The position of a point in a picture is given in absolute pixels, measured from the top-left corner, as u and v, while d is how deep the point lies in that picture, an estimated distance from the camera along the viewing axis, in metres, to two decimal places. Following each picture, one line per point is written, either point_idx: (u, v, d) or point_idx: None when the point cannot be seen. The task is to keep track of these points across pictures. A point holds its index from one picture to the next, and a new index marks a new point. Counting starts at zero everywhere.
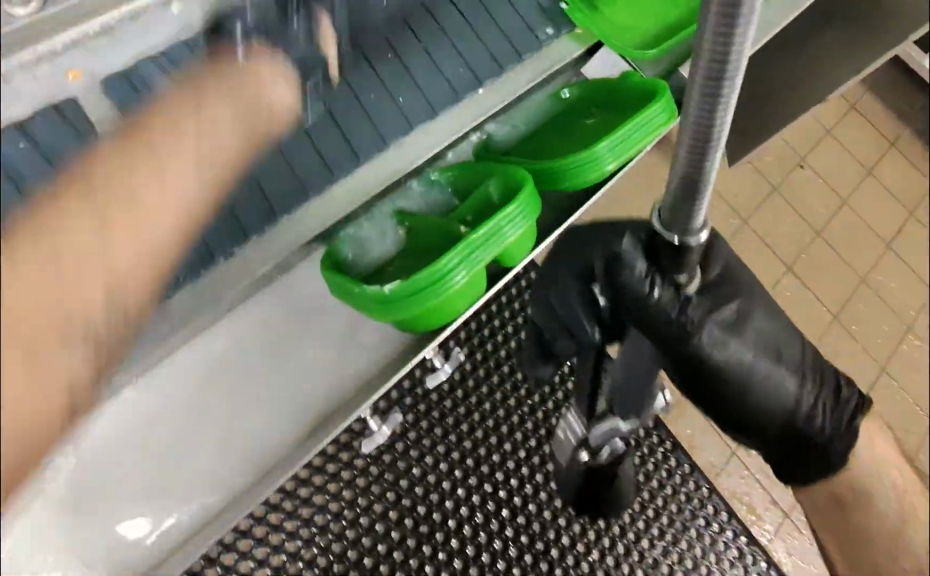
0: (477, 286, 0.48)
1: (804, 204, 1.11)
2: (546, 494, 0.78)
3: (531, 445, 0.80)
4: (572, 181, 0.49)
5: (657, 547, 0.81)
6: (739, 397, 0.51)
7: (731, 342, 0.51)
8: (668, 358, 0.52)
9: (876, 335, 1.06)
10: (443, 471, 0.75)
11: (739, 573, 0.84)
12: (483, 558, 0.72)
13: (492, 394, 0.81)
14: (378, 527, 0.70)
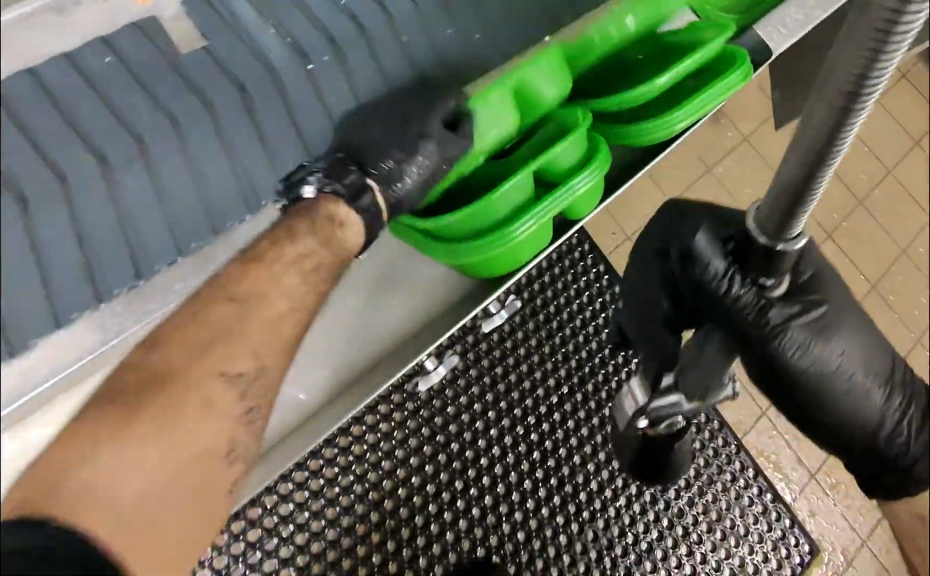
0: (538, 240, 0.52)
1: (849, 170, 1.09)
2: (576, 441, 0.82)
3: (563, 393, 0.84)
4: (638, 140, 0.50)
5: (684, 498, 0.85)
6: (815, 412, 0.46)
7: (814, 346, 0.45)
8: (755, 362, 0.48)
9: (914, 306, 1.04)
10: (477, 412, 0.79)
11: (762, 529, 0.86)
12: (512, 497, 0.78)
13: (528, 341, 0.85)
14: (412, 460, 0.75)
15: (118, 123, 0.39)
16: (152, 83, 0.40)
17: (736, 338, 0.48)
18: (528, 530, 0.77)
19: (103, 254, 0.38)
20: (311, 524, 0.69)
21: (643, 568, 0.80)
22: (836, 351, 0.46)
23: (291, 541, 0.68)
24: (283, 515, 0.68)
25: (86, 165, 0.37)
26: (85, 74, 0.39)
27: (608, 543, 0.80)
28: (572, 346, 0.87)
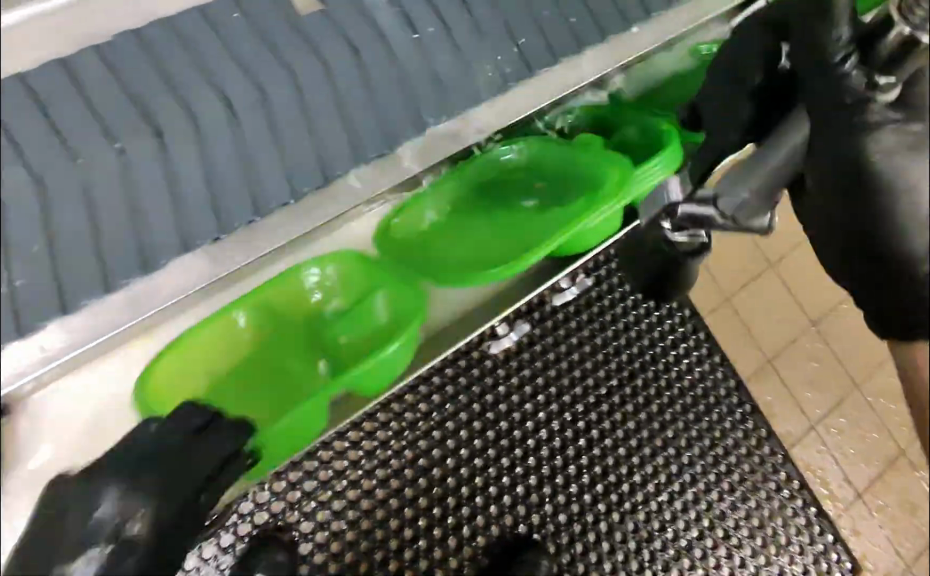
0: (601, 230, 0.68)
1: None
2: (622, 432, 0.84)
3: (613, 384, 0.86)
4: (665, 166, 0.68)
5: (727, 500, 0.85)
6: (883, 250, 0.43)
7: (900, 154, 0.43)
8: (840, 198, 0.45)
9: None
10: (527, 395, 0.82)
11: (804, 539, 0.87)
12: (557, 479, 0.80)
13: (581, 331, 0.87)
14: (462, 433, 0.79)
15: (174, 98, 0.49)
16: (260, 77, 0.51)
17: (833, 180, 0.45)
18: (570, 513, 0.79)
19: (191, 216, 0.51)
20: (363, 481, 0.75)
21: (681, 564, 0.80)
22: (919, 172, 0.42)
23: (344, 495, 0.74)
24: (338, 469, 0.74)
25: (212, 141, 0.50)
26: (205, 72, 0.50)
27: (648, 535, 0.80)
28: (624, 341, 0.88)
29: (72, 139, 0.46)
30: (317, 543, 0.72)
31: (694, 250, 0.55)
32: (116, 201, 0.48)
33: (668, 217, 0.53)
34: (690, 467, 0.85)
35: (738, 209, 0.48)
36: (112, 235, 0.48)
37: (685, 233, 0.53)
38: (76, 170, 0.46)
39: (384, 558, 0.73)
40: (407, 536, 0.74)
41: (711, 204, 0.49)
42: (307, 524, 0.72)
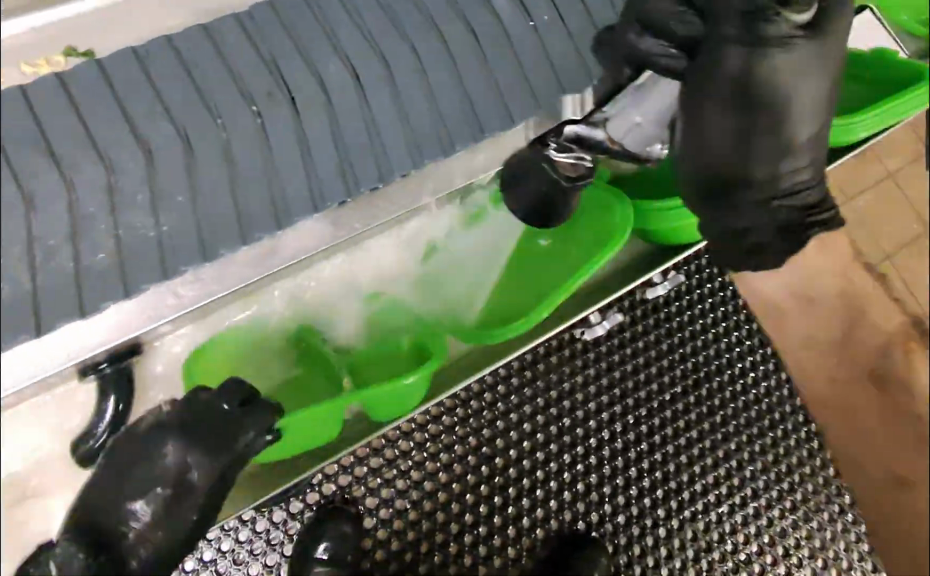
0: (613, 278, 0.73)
1: None
2: (685, 440, 0.83)
3: (678, 390, 0.84)
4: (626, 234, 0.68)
5: (788, 518, 0.83)
6: (742, 175, 0.48)
7: (783, 64, 0.45)
8: (734, 115, 0.47)
9: None
10: (591, 393, 0.81)
11: (862, 566, 0.85)
12: (617, 480, 0.80)
13: (649, 335, 0.85)
14: (525, 425, 0.79)
15: (306, 61, 0.51)
16: (390, 53, 0.53)
17: (729, 95, 0.47)
18: (629, 515, 0.79)
19: (320, 170, 0.53)
20: (427, 463, 0.75)
21: None
22: (793, 90, 0.46)
23: (408, 475, 0.75)
24: (403, 449, 0.75)
25: (345, 115, 0.52)
26: (342, 48, 0.52)
27: (707, 545, 0.80)
28: (691, 347, 0.86)
29: (211, 97, 0.48)
30: (381, 519, 0.74)
31: (575, 176, 0.62)
32: (254, 163, 0.50)
33: (555, 137, 0.59)
34: (752, 481, 0.83)
35: (626, 133, 0.59)
36: (247, 194, 0.50)
37: (570, 155, 0.60)
38: (218, 130, 0.49)
39: (445, 540, 0.74)
40: (467, 521, 0.75)
41: (600, 127, 0.59)
42: (373, 499, 0.74)
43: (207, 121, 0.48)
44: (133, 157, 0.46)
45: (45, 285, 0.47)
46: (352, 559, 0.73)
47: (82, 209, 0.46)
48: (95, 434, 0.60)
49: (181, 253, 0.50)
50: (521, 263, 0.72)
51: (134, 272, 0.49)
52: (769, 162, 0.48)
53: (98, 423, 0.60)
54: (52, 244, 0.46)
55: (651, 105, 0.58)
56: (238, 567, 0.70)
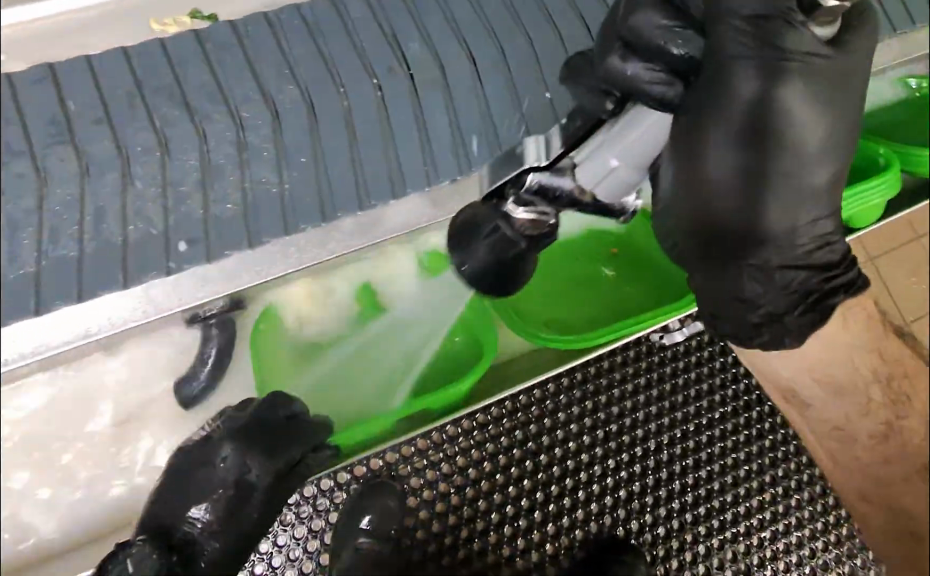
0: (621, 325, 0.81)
1: None
2: (732, 461, 0.82)
3: (727, 410, 0.85)
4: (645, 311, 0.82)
5: (832, 552, 0.82)
6: (752, 229, 0.45)
7: (790, 89, 0.43)
8: (738, 151, 0.44)
9: None
10: (640, 402, 0.82)
11: None
12: (660, 492, 0.79)
13: (700, 353, 0.87)
14: (572, 426, 0.79)
15: (427, 50, 0.68)
16: (503, 43, 0.70)
17: (741, 129, 0.44)
18: (669, 527, 0.78)
19: (431, 137, 0.68)
20: (473, 451, 0.76)
21: None
22: (801, 121, 0.44)
23: (455, 459, 0.76)
24: (451, 435, 0.76)
25: (455, 92, 0.68)
26: (453, 33, 0.69)
27: (746, 569, 0.78)
28: (742, 368, 0.87)
29: (342, 75, 0.65)
30: (424, 499, 0.75)
31: (534, 235, 0.54)
32: (374, 127, 0.66)
33: (515, 195, 0.52)
34: (797, 510, 0.82)
35: (601, 180, 0.49)
36: (368, 164, 0.66)
37: (533, 210, 0.52)
38: (339, 95, 0.65)
39: (484, 528, 0.75)
40: (508, 513, 0.76)
41: (568, 175, 0.49)
42: (417, 479, 0.75)
43: (332, 89, 0.65)
44: (263, 118, 0.63)
45: (181, 221, 0.62)
46: (395, 533, 0.74)
47: (213, 160, 0.62)
48: (198, 375, 0.73)
49: (304, 211, 0.65)
50: (593, 283, 0.85)
51: (260, 215, 0.64)
52: (783, 211, 0.45)
53: (205, 359, 0.73)
54: (184, 190, 0.62)
55: (631, 147, 0.47)
56: (285, 528, 0.72)
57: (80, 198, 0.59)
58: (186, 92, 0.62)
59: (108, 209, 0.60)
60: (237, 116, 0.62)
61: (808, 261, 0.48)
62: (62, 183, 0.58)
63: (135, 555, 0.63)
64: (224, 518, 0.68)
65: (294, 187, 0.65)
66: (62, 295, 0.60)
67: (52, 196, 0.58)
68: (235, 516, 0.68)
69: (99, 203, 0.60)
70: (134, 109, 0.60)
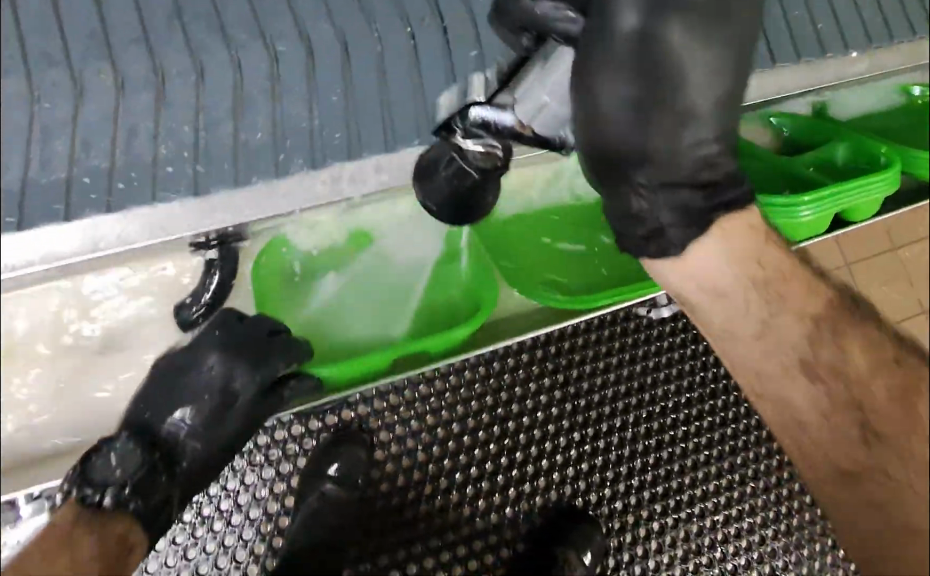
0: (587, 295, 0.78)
1: None
2: (694, 444, 0.84)
3: (693, 396, 0.86)
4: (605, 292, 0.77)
5: (780, 542, 0.84)
6: (641, 155, 0.50)
7: (665, 31, 0.48)
8: (626, 83, 0.49)
9: None
10: (610, 380, 0.84)
11: None
12: (621, 468, 0.81)
13: (672, 336, 0.88)
14: (542, 398, 0.81)
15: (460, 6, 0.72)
16: None
17: (623, 61, 0.49)
18: (626, 503, 0.81)
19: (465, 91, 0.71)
20: (443, 411, 0.78)
21: None
22: (677, 58, 0.48)
23: (424, 418, 0.78)
24: (423, 395, 0.78)
25: (489, 48, 0.71)
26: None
27: (696, 549, 0.81)
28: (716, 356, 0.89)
29: (377, 23, 0.69)
30: (392, 453, 0.77)
31: (489, 167, 0.60)
32: (407, 81, 0.70)
33: (462, 123, 0.57)
34: (752, 497, 0.84)
35: (536, 115, 0.55)
36: (398, 112, 0.70)
37: (482, 141, 0.57)
38: (374, 41, 0.69)
39: (447, 487, 0.77)
40: (472, 474, 0.77)
41: (509, 113, 0.55)
42: (387, 433, 0.77)
43: (370, 33, 0.69)
44: (297, 56, 0.67)
45: (211, 144, 0.65)
46: (362, 484, 0.75)
47: (246, 89, 0.66)
48: (199, 301, 0.71)
49: (333, 151, 0.68)
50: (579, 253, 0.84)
51: (289, 144, 0.67)
52: (666, 148, 0.50)
53: (207, 288, 0.71)
54: (216, 115, 0.65)
55: (559, 84, 0.54)
56: (253, 468, 0.74)
57: (113, 114, 0.63)
58: (225, 24, 0.66)
59: (138, 126, 0.63)
60: (271, 49, 0.66)
61: (692, 180, 0.51)
62: (95, 97, 0.62)
63: (118, 449, 0.60)
64: (210, 423, 0.66)
65: (324, 125, 0.68)
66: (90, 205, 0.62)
67: (85, 110, 0.62)
68: (219, 419, 0.66)
69: (131, 120, 0.63)
70: (173, 32, 0.65)
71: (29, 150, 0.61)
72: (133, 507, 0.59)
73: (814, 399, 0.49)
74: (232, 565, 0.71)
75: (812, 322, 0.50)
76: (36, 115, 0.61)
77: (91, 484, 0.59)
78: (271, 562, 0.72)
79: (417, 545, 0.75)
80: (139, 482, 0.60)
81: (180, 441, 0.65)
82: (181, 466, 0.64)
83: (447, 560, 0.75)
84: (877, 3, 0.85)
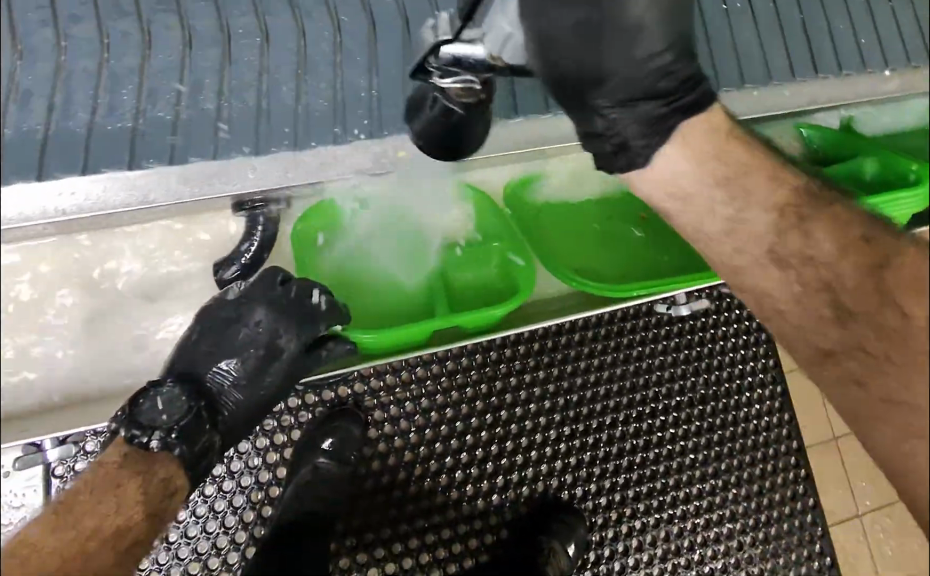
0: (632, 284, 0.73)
1: None
2: (680, 448, 0.85)
3: (683, 400, 0.87)
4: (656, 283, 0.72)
5: (757, 549, 0.86)
6: (592, 74, 0.48)
7: None
8: (573, 7, 0.46)
9: None
10: (603, 377, 0.84)
11: None
12: (608, 465, 0.83)
13: (668, 339, 0.88)
14: (535, 390, 0.82)
15: None
16: None
17: None
18: (610, 500, 0.82)
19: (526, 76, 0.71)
20: (438, 396, 0.79)
21: None
22: None
23: (418, 401, 0.78)
24: (420, 376, 0.79)
25: None
26: None
27: (675, 549, 0.82)
28: (716, 361, 0.90)
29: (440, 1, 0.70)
30: (385, 433, 0.77)
31: (470, 103, 0.53)
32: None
33: (434, 62, 0.48)
34: (733, 503, 0.86)
35: (503, 48, 0.48)
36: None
37: (459, 78, 0.49)
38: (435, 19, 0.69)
39: (437, 469, 0.78)
40: (462, 459, 0.78)
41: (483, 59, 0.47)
42: (381, 413, 0.78)
43: (429, 13, 0.69)
44: (361, 27, 0.67)
45: (274, 108, 0.64)
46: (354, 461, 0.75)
47: (309, 56, 0.66)
48: (237, 259, 0.67)
49: (390, 120, 0.66)
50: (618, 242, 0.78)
51: (347, 115, 0.66)
52: (609, 65, 0.48)
53: (247, 246, 0.67)
54: (278, 78, 0.65)
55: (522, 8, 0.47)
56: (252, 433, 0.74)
57: (180, 69, 0.63)
58: None
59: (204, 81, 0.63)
60: (335, 18, 0.67)
61: (651, 93, 0.49)
62: (163, 50, 0.63)
63: (165, 393, 0.55)
64: (252, 373, 0.61)
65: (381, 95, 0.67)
66: (154, 156, 0.61)
67: (154, 60, 0.63)
68: (260, 373, 0.62)
69: (199, 76, 0.63)
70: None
71: (97, 97, 0.61)
72: (179, 451, 0.54)
73: (790, 287, 0.46)
74: (220, 530, 0.71)
75: (778, 212, 0.48)
76: (105, 63, 0.62)
77: (139, 425, 0.54)
78: (259, 530, 0.72)
79: (403, 524, 0.76)
80: (186, 429, 0.55)
81: (221, 392, 0.60)
82: (223, 416, 0.59)
83: (432, 542, 0.76)
84: (919, 25, 0.87)
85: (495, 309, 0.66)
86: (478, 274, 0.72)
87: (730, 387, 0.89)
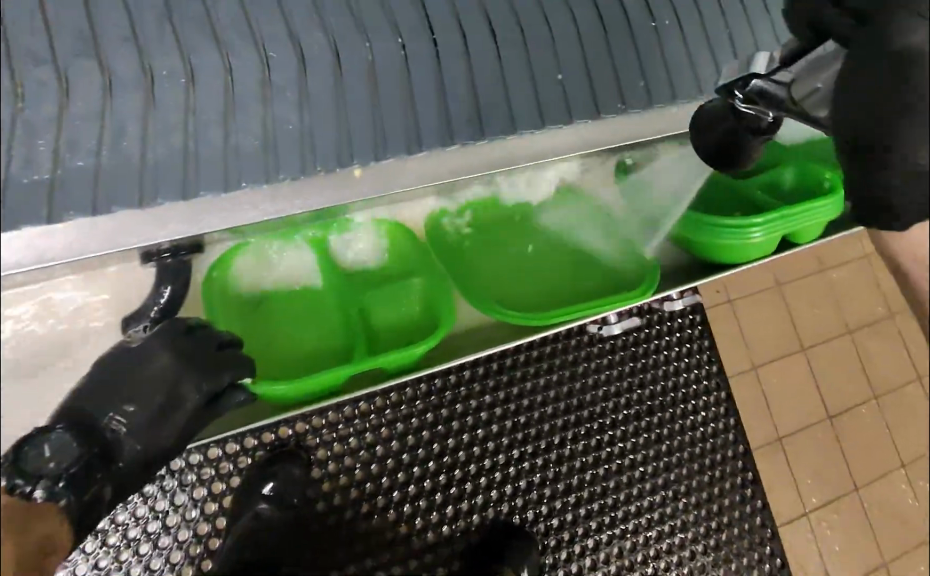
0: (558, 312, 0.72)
1: (919, 353, 1.27)
2: (630, 462, 0.86)
3: (630, 413, 0.87)
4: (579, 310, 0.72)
5: (710, 556, 0.86)
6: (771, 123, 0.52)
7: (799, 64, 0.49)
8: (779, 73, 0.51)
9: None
10: (549, 397, 0.84)
11: None
12: (559, 485, 0.82)
13: (611, 354, 0.89)
14: (483, 414, 0.81)
15: (455, 16, 0.65)
16: (552, 13, 0.67)
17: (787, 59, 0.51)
18: (563, 520, 0.81)
19: (485, 98, 0.64)
20: (383, 429, 0.77)
21: None
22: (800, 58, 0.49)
23: (363, 435, 0.77)
24: (363, 411, 0.77)
25: (507, 61, 0.65)
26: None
27: (630, 565, 0.82)
28: (661, 371, 0.91)
29: (371, 30, 0.62)
30: (329, 472, 0.75)
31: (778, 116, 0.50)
32: (397, 89, 0.62)
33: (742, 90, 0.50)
34: (683, 513, 0.86)
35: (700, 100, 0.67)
36: (388, 112, 0.61)
37: (754, 109, 0.50)
38: (365, 51, 0.62)
39: (385, 505, 0.76)
40: (410, 492, 0.77)
41: (785, 88, 0.48)
42: (324, 451, 0.75)
43: (359, 43, 0.62)
44: (288, 55, 0.60)
45: (203, 150, 0.57)
46: (296, 504, 0.74)
47: (237, 93, 0.58)
48: (147, 314, 0.63)
49: (325, 153, 0.60)
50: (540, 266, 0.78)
51: (281, 153, 0.59)
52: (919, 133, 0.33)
53: (157, 300, 0.63)
54: (206, 121, 0.57)
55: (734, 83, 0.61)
56: (183, 488, 0.70)
57: (101, 115, 0.55)
58: None
59: (130, 127, 0.55)
60: (263, 53, 0.59)
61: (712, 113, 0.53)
62: (81, 95, 0.55)
63: (55, 440, 0.49)
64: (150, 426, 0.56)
65: (315, 125, 0.60)
66: (74, 206, 0.53)
67: (72, 110, 0.54)
68: (162, 420, 0.57)
69: (121, 121, 0.55)
70: (163, 35, 0.57)
71: (10, 149, 0.52)
72: (66, 501, 0.49)
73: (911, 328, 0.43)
74: None
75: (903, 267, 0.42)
76: (19, 112, 0.53)
77: (22, 473, 0.47)
78: None
79: (351, 565, 0.74)
80: (75, 476, 0.49)
81: (117, 439, 0.55)
82: (118, 466, 0.54)
83: None
84: None
85: (419, 345, 0.67)
86: (396, 312, 0.72)
87: (674, 397, 0.90)
